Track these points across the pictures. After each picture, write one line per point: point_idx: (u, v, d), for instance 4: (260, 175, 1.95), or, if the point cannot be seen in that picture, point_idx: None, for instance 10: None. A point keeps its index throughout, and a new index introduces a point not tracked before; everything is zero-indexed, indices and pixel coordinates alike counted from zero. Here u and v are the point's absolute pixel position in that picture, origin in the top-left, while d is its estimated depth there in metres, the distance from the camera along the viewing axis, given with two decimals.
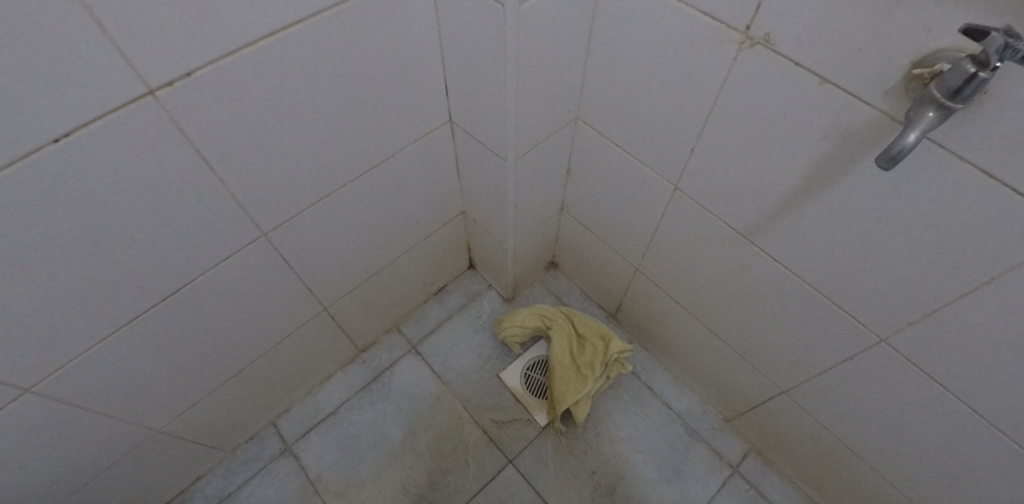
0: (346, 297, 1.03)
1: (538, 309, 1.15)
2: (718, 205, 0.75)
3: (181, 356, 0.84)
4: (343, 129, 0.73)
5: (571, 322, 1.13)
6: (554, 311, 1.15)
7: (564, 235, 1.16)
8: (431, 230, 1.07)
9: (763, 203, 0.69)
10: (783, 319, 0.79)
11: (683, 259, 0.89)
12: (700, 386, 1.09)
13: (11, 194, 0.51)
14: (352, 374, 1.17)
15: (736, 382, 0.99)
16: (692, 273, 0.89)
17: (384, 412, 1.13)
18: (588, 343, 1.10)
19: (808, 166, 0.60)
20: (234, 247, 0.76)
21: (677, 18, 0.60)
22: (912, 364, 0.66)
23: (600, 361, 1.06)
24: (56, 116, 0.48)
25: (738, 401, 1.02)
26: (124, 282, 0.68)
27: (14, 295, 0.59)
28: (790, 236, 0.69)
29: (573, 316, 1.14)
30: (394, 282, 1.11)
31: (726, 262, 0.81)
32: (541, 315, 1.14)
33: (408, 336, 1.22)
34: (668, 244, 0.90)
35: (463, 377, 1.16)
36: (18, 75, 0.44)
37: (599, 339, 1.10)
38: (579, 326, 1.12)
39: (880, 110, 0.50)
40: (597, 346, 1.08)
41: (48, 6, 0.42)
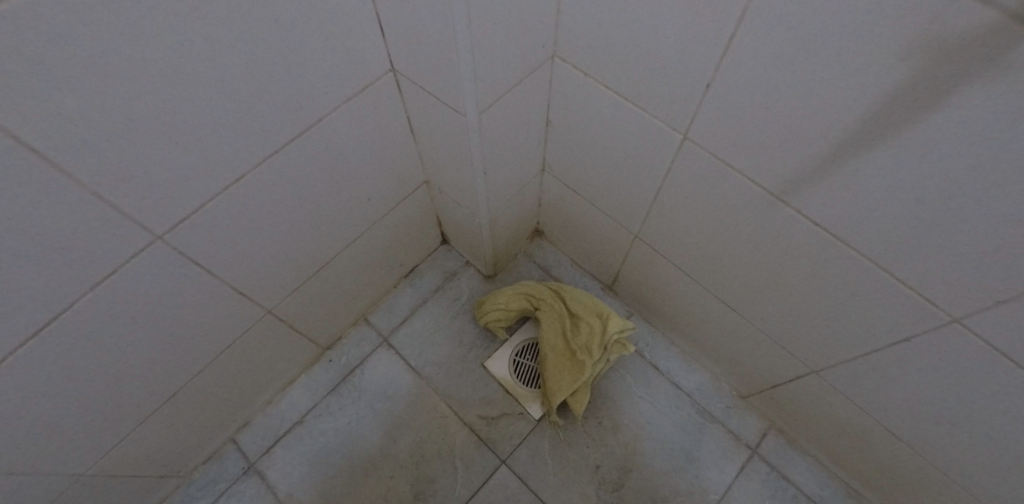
0: (294, 296, 0.86)
1: (524, 287, 1.00)
2: (744, 157, 0.58)
3: (87, 395, 0.67)
4: (246, 94, 0.53)
5: (562, 300, 0.98)
6: (542, 288, 0.99)
7: (549, 200, 0.99)
8: (390, 207, 0.89)
9: (809, 154, 0.52)
10: (822, 293, 0.65)
11: (696, 225, 0.73)
12: (712, 361, 0.96)
13: None
14: (317, 376, 1.03)
15: (756, 358, 0.86)
16: (707, 241, 0.74)
17: (359, 417, 1.00)
18: (583, 323, 0.95)
19: (880, 100, 0.43)
20: (125, 262, 0.58)
21: None
22: (993, 348, 0.53)
23: (599, 344, 0.92)
24: None
25: (757, 377, 0.90)
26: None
27: None
28: (842, 195, 0.53)
29: (564, 292, 0.98)
30: (352, 271, 0.94)
31: (752, 228, 0.65)
32: (528, 294, 0.99)
33: (378, 327, 1.06)
34: (679, 208, 0.73)
35: (445, 370, 1.02)
36: None
37: (595, 317, 0.95)
38: (572, 304, 0.97)
39: (1006, 8, 0.33)
40: (594, 326, 0.94)
41: None
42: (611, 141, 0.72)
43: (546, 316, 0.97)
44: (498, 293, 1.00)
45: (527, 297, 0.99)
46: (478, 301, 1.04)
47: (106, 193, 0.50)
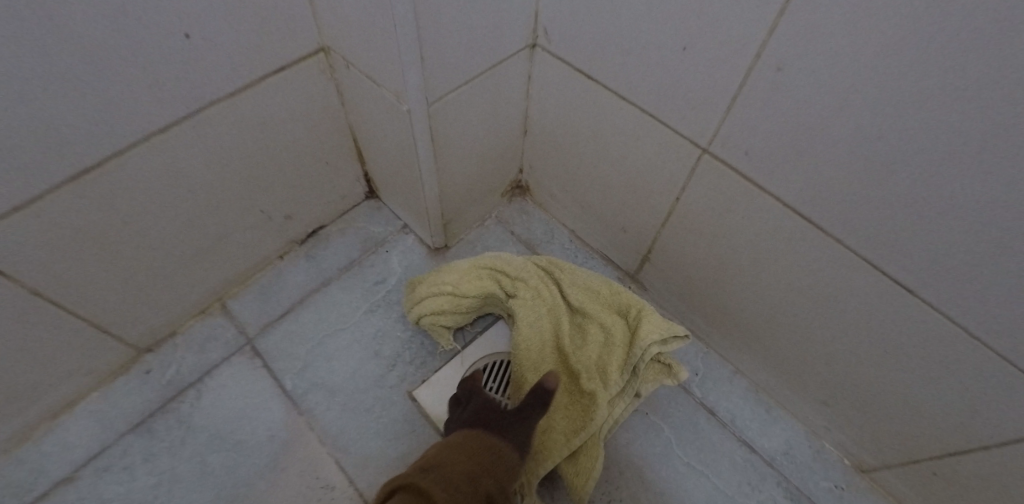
0: (26, 230, 0.43)
1: (491, 257, 0.57)
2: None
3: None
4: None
5: (557, 283, 0.56)
6: (523, 261, 0.57)
7: (542, 117, 0.59)
8: (249, 87, 0.48)
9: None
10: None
11: (895, 67, 0.30)
12: (818, 407, 0.54)
13: None
14: (120, 399, 0.59)
15: (930, 405, 0.44)
16: (899, 116, 0.32)
17: (176, 479, 0.55)
18: (593, 324, 0.54)
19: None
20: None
21: None
22: None
23: (624, 366, 0.51)
24: None
25: (917, 442, 0.47)
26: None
27: None
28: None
29: (560, 269, 0.56)
30: (173, 203, 0.51)
31: None
32: (497, 271, 0.56)
33: (240, 321, 0.63)
34: (862, 20, 0.30)
35: (341, 401, 0.58)
36: None
37: (615, 314, 0.54)
38: (574, 290, 0.55)
39: None
40: (614, 331, 0.53)
41: None
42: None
43: (529, 308, 0.55)
44: (447, 267, 0.58)
45: (496, 278, 0.56)
46: (411, 280, 0.61)
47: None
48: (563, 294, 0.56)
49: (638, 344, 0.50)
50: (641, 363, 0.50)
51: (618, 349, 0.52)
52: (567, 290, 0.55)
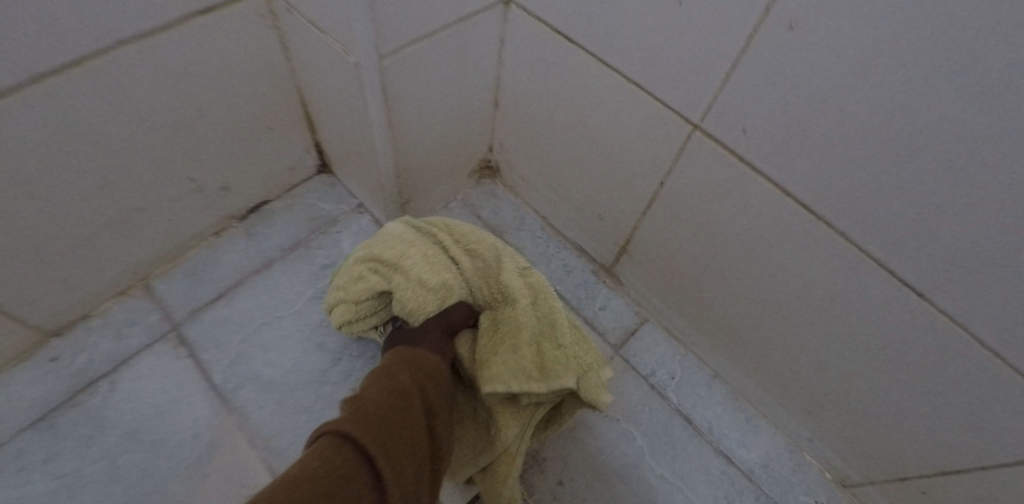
0: None
1: (372, 241, 0.45)
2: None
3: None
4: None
5: (457, 268, 0.44)
6: (408, 240, 0.44)
7: (515, 86, 0.52)
8: (164, 27, 0.40)
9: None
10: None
11: (934, 26, 0.25)
12: (800, 416, 0.50)
13: None
14: (17, 390, 0.51)
15: (926, 421, 0.40)
16: (933, 89, 0.27)
17: (78, 485, 0.48)
18: (487, 328, 0.43)
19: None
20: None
21: None
22: None
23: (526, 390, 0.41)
24: None
25: (906, 458, 0.44)
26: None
27: None
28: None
29: (459, 249, 0.44)
30: (75, 161, 0.43)
31: None
32: (375, 262, 0.44)
33: (166, 304, 0.55)
34: None
35: (277, 397, 0.51)
36: None
37: (514, 315, 0.42)
38: (476, 282, 0.44)
39: None
40: (504, 342, 0.41)
41: None
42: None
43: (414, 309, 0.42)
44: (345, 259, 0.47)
45: (376, 269, 0.43)
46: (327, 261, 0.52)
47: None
48: (464, 282, 0.44)
49: (524, 367, 0.40)
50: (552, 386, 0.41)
51: (501, 372, 0.41)
52: (467, 279, 0.44)
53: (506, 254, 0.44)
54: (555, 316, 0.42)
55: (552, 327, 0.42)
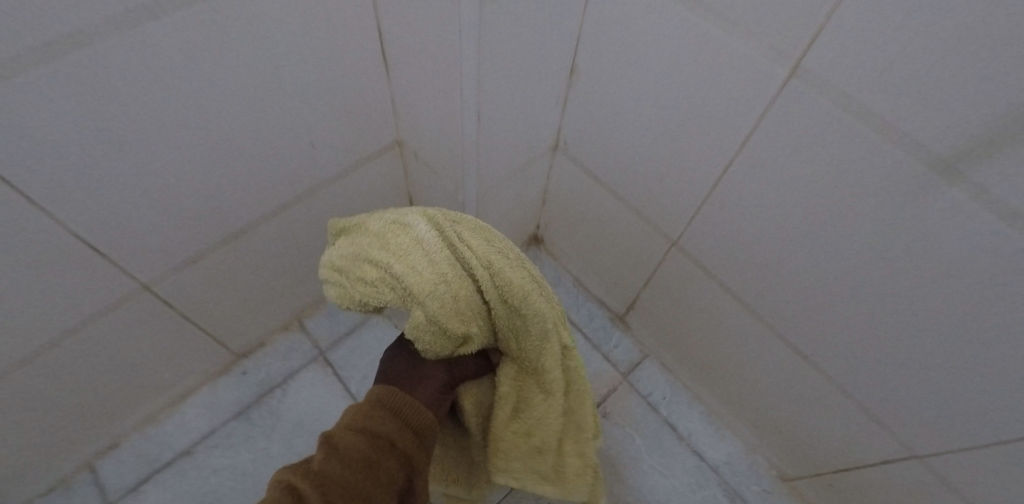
0: (194, 273, 0.60)
1: (395, 252, 0.37)
2: (956, 56, 0.30)
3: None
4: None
5: (488, 312, 0.39)
6: (433, 269, 0.36)
7: (557, 195, 0.76)
8: (344, 174, 0.65)
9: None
10: (1018, 359, 0.39)
11: (789, 223, 0.47)
12: (751, 429, 0.72)
13: None
14: (225, 393, 0.76)
15: (821, 434, 0.62)
16: (793, 251, 0.49)
17: (269, 456, 0.73)
18: (511, 403, 0.45)
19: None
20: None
21: None
22: None
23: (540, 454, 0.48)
24: None
25: (815, 459, 0.65)
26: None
27: None
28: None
29: (502, 302, 0.38)
30: (282, 252, 0.68)
31: (881, 240, 0.41)
32: (389, 281, 0.37)
33: (314, 336, 0.80)
34: (770, 192, 0.47)
35: None
36: None
37: (546, 414, 0.45)
38: (513, 349, 0.42)
39: None
40: (526, 433, 0.47)
41: None
42: (672, 71, 0.47)
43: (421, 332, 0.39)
44: (358, 251, 0.39)
45: (386, 277, 0.37)
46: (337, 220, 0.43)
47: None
48: (491, 335, 0.41)
49: (539, 463, 0.49)
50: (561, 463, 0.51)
51: (514, 453, 0.48)
52: (500, 334, 0.41)
53: (553, 344, 0.42)
54: (578, 410, 0.49)
55: (576, 430, 0.50)
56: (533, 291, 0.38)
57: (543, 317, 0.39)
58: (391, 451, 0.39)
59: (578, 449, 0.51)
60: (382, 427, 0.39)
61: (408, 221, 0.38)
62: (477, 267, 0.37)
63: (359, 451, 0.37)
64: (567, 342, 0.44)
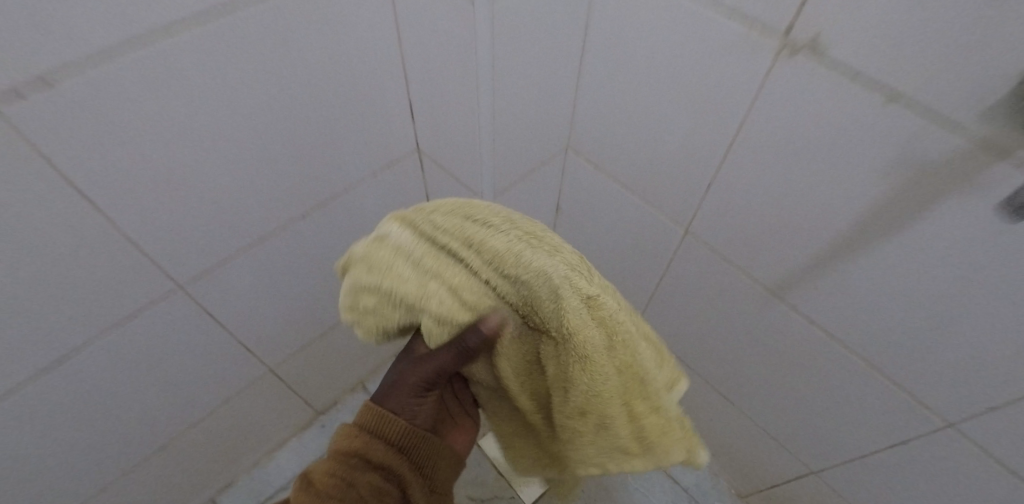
0: (301, 356, 0.86)
1: (377, 268, 0.39)
2: (758, 235, 0.56)
3: (62, 438, 0.63)
4: (270, 131, 0.51)
5: (493, 289, 0.37)
6: (412, 258, 0.38)
7: None
8: None
9: (825, 239, 0.50)
10: (839, 402, 0.62)
11: (703, 315, 0.72)
12: (711, 456, 0.94)
13: None
14: (310, 442, 1.01)
15: (754, 457, 0.84)
16: (709, 332, 0.74)
17: None
18: (536, 387, 0.44)
19: (919, 169, 0.41)
20: (126, 298, 0.55)
21: (694, 17, 0.47)
22: (987, 457, 0.52)
23: (613, 431, 0.40)
24: None
25: (755, 477, 0.87)
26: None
27: None
28: (868, 294, 0.50)
29: (489, 269, 0.37)
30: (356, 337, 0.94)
31: (753, 329, 0.66)
32: (374, 294, 0.40)
33: None
34: (689, 295, 0.72)
35: None
36: None
37: (597, 385, 0.37)
38: (524, 307, 0.37)
39: (981, 136, 0.36)
40: (584, 408, 0.39)
41: None
42: (619, 220, 0.73)
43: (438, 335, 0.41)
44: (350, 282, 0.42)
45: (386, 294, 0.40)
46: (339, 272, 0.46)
47: (102, 206, 0.46)
48: (502, 307, 0.38)
49: (612, 429, 0.40)
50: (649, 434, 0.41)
51: (585, 430, 0.41)
52: (507, 313, 0.39)
53: (566, 291, 0.34)
54: (634, 360, 0.36)
55: (649, 391, 0.38)
56: (522, 246, 0.35)
57: (540, 267, 0.35)
58: (367, 466, 0.48)
59: (657, 399, 0.39)
60: (353, 445, 0.48)
61: (385, 230, 0.39)
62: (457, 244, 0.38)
63: (333, 477, 0.47)
64: (591, 289, 0.35)
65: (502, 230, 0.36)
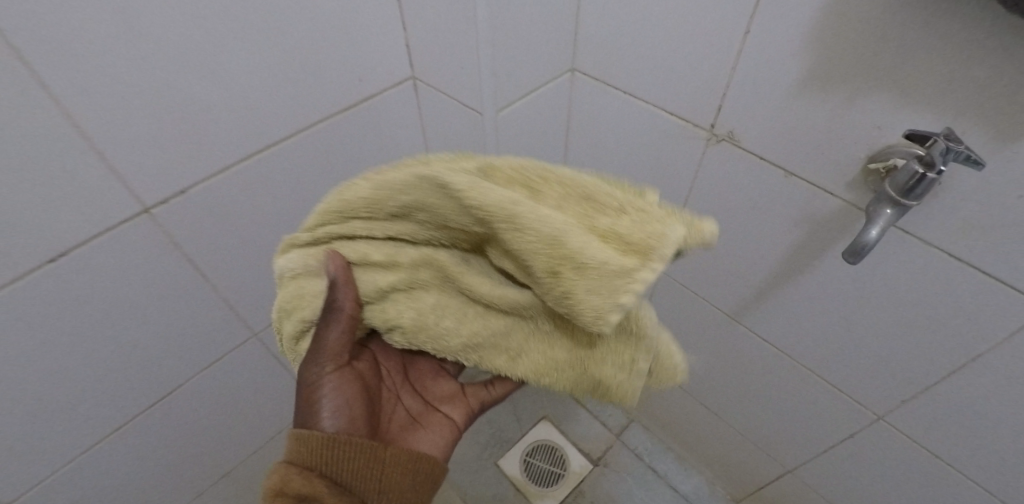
0: None
1: (294, 298, 0.48)
2: (716, 269, 0.73)
3: (165, 458, 0.78)
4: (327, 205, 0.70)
5: (400, 220, 0.43)
6: (322, 258, 0.46)
7: None
8: None
9: (763, 270, 0.67)
10: (797, 402, 0.76)
11: (685, 335, 0.88)
12: (707, 466, 1.06)
13: (35, 303, 0.52)
14: None
15: (742, 462, 0.96)
16: (692, 351, 0.88)
17: None
18: (515, 305, 0.43)
19: (809, 219, 0.57)
20: (218, 342, 0.72)
21: (648, 116, 0.65)
22: (911, 441, 0.64)
23: (590, 267, 0.34)
24: (68, 231, 0.50)
25: (746, 482, 0.99)
26: (75, 391, 0.61)
27: (34, 408, 0.59)
28: (799, 310, 0.66)
29: (368, 217, 0.43)
30: None
31: (724, 345, 0.81)
32: (309, 320, 0.49)
33: None
34: (672, 320, 0.88)
35: (461, 466, 1.13)
36: (53, 195, 0.47)
37: (527, 233, 0.35)
38: (427, 220, 0.42)
39: (845, 200, 0.53)
40: (550, 260, 0.35)
41: (40, 133, 0.44)
42: None
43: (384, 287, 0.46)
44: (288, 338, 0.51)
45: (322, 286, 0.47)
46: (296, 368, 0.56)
47: (207, 272, 0.63)
48: (416, 241, 0.44)
49: (593, 253, 0.34)
50: (625, 245, 0.34)
51: (575, 284, 0.35)
52: (422, 245, 0.45)
53: (444, 176, 0.37)
54: (555, 187, 0.37)
55: (590, 203, 0.36)
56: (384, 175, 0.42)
57: (408, 177, 0.39)
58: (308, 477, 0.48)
59: (612, 203, 0.36)
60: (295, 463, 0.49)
61: (279, 267, 0.48)
62: (329, 224, 0.45)
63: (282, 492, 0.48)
64: (467, 166, 0.39)
65: (357, 184, 0.43)
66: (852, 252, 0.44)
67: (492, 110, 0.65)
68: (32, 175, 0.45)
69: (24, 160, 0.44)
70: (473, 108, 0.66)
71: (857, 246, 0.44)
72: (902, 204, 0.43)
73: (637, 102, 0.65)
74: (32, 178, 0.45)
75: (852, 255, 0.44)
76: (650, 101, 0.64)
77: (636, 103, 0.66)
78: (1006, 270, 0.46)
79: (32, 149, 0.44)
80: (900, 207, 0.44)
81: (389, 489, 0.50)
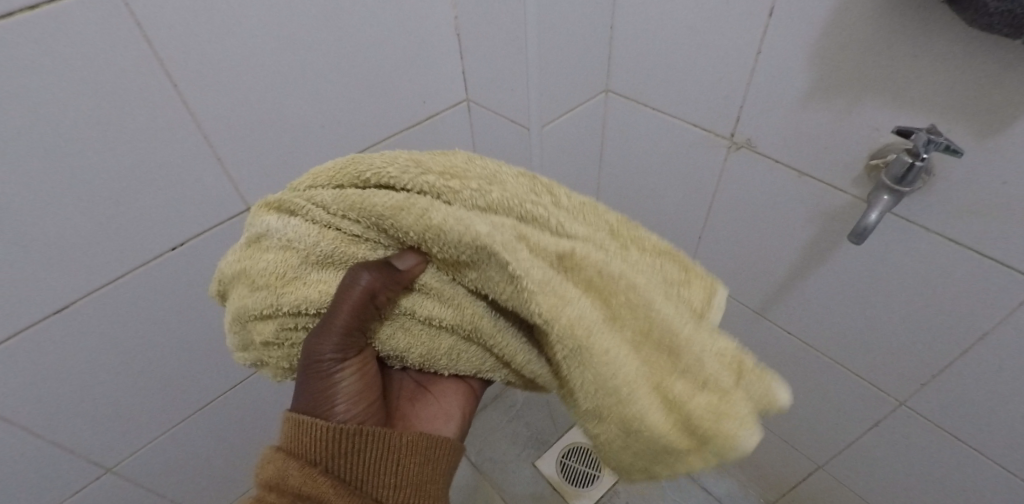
0: None
1: (271, 273, 0.44)
2: (739, 266, 0.80)
3: (239, 428, 0.90)
4: None
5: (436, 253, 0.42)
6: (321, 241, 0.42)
7: None
8: None
9: (782, 265, 0.73)
10: (822, 394, 0.80)
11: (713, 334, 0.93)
12: (739, 467, 1.09)
13: (160, 282, 0.65)
14: None
15: (772, 460, 0.99)
16: None
17: None
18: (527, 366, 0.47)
19: (822, 215, 0.64)
20: None
21: (674, 127, 0.74)
22: (931, 424, 0.68)
23: (639, 418, 0.39)
24: (189, 224, 0.63)
25: (778, 481, 1.01)
26: (178, 363, 0.73)
27: (145, 376, 0.71)
28: (817, 302, 0.72)
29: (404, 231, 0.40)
30: None
31: (750, 341, 0.87)
32: (303, 311, 0.45)
33: None
34: None
35: (499, 465, 1.20)
36: (182, 195, 0.60)
37: (590, 367, 0.38)
38: (472, 282, 0.42)
39: (853, 195, 0.60)
40: (602, 401, 0.39)
41: (180, 146, 0.57)
42: None
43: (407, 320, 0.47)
44: (243, 313, 0.46)
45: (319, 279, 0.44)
46: (239, 355, 0.52)
47: None
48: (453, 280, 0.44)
49: (646, 422, 0.39)
50: (675, 414, 0.39)
51: (614, 431, 0.41)
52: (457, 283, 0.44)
53: (517, 265, 0.36)
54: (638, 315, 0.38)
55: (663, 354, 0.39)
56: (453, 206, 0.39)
57: (467, 232, 0.37)
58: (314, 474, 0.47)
59: (694, 372, 0.38)
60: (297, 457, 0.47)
61: (264, 228, 0.44)
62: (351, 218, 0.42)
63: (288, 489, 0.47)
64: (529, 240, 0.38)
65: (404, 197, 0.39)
66: (857, 233, 0.52)
67: (537, 125, 0.74)
68: (168, 179, 0.58)
69: (164, 166, 0.57)
70: (521, 124, 0.76)
71: (863, 227, 0.52)
72: (900, 189, 0.50)
73: (664, 116, 0.74)
74: (169, 182, 0.58)
75: (858, 235, 0.52)
76: (676, 115, 0.73)
77: (664, 117, 0.74)
78: (1000, 250, 0.51)
79: (174, 158, 0.57)
80: (897, 192, 0.51)
81: (402, 479, 0.49)
